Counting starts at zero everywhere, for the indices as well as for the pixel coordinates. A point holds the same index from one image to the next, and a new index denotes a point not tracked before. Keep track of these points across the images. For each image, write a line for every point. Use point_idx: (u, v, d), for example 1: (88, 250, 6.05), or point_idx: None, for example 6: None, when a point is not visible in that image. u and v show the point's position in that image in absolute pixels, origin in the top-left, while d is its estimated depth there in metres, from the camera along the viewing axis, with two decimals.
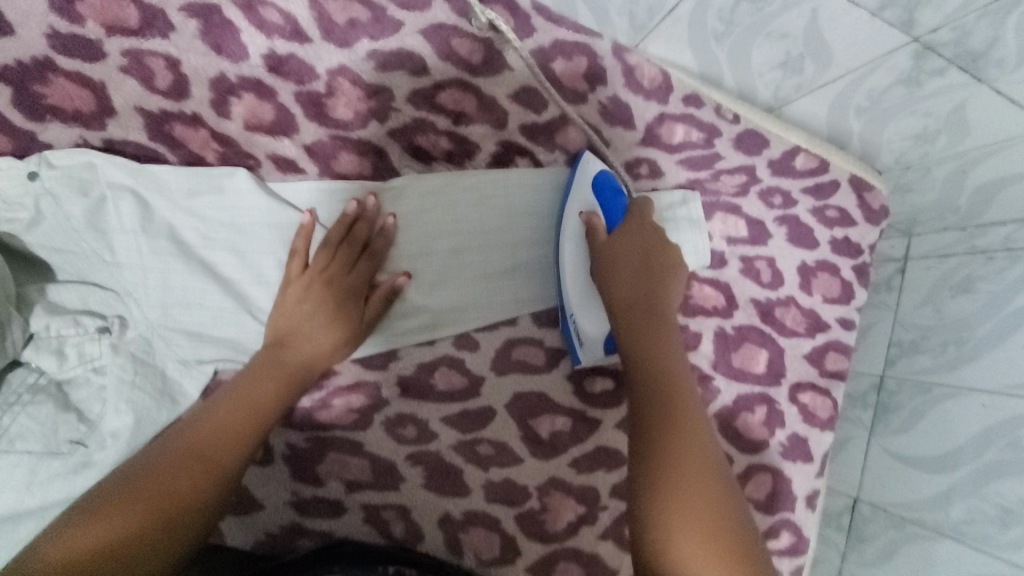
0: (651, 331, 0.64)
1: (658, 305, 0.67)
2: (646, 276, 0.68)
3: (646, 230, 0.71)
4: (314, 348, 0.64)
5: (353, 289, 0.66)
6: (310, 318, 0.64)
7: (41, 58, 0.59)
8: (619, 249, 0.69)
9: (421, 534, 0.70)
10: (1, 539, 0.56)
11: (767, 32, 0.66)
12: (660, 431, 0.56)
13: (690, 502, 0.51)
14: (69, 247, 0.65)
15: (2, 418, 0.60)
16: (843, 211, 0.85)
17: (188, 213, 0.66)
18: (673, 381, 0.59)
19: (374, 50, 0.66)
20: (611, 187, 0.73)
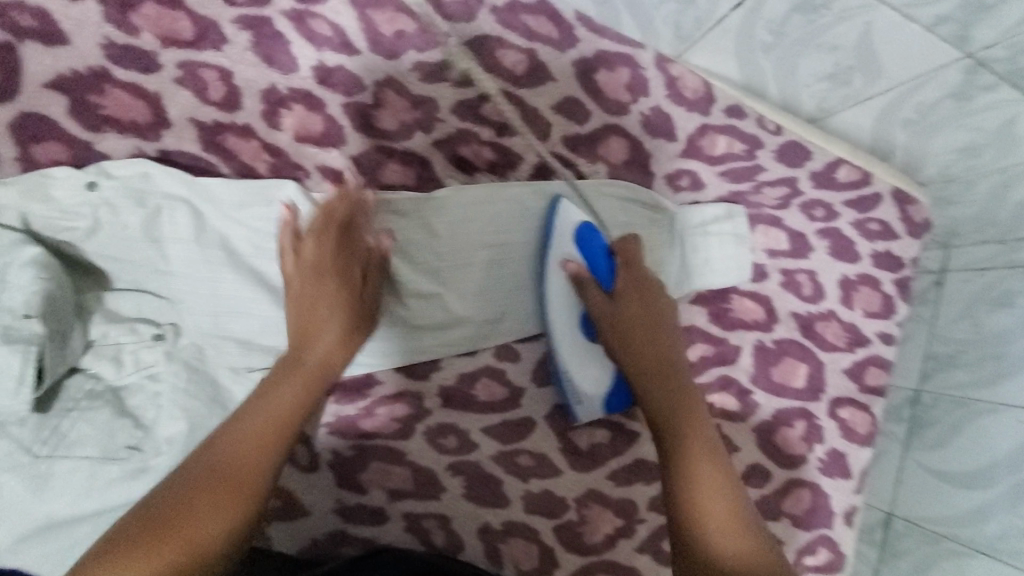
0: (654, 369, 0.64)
1: (670, 362, 0.65)
2: (657, 331, 0.67)
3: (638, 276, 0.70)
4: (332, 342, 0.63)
5: (346, 274, 0.64)
6: (326, 314, 0.62)
7: (96, 69, 0.60)
8: (626, 310, 0.67)
9: (461, 544, 0.71)
10: (58, 543, 0.57)
11: (817, 44, 0.65)
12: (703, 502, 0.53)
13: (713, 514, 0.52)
14: (127, 255, 0.65)
15: (60, 423, 0.60)
16: (886, 224, 0.83)
17: (239, 224, 0.67)
18: (702, 443, 0.58)
19: (420, 61, 0.66)
20: (595, 237, 0.70)
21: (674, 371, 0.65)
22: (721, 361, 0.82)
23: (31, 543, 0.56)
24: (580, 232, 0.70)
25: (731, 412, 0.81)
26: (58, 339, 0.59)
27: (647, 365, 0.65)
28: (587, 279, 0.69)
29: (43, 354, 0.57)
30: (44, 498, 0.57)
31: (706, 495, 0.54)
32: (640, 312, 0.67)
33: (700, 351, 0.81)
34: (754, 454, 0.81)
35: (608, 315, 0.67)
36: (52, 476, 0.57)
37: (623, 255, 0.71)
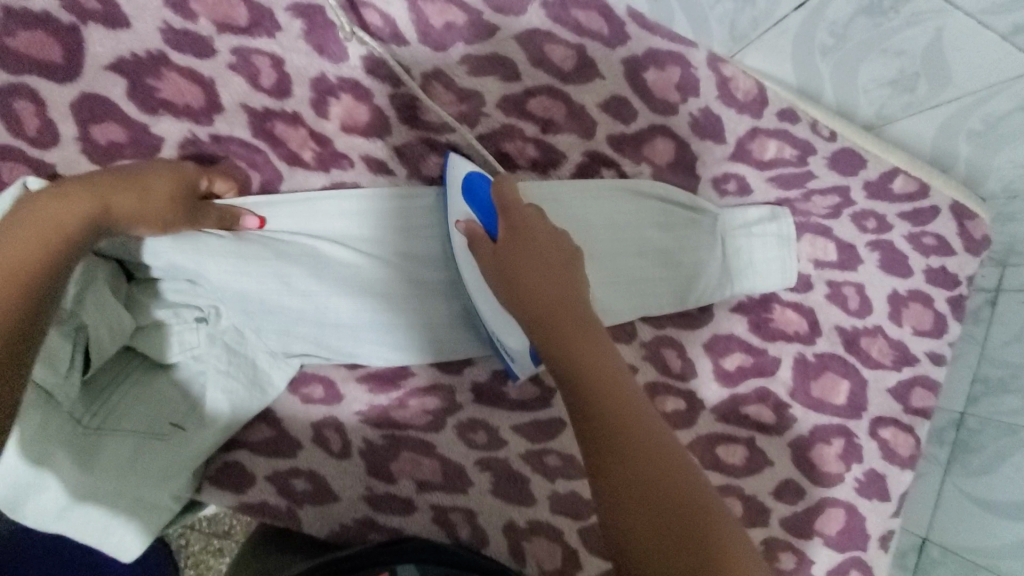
0: (569, 330, 0.57)
1: (566, 301, 0.59)
2: (551, 268, 0.61)
3: (525, 223, 0.63)
4: (141, 212, 0.58)
5: (181, 181, 0.60)
6: (148, 191, 0.58)
7: (155, 53, 0.61)
8: (513, 259, 0.61)
9: (485, 539, 0.68)
10: (94, 514, 0.59)
11: (883, 49, 0.61)
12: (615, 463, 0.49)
13: (647, 494, 0.47)
14: (158, 254, 0.63)
15: (108, 396, 0.61)
16: (941, 239, 0.80)
17: (260, 242, 0.66)
18: (605, 382, 0.53)
19: (468, 54, 0.67)
20: (484, 186, 0.66)
21: (573, 310, 0.59)
22: (759, 371, 0.80)
23: (78, 510, 0.59)
24: (467, 182, 0.66)
25: (765, 425, 0.79)
26: (110, 332, 0.60)
27: (546, 314, 0.58)
28: (477, 231, 0.64)
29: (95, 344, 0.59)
30: (92, 473, 0.59)
31: (618, 444, 0.49)
32: (526, 256, 0.61)
33: (738, 361, 0.79)
34: (788, 470, 0.79)
35: (496, 273, 0.62)
36: (101, 448, 0.59)
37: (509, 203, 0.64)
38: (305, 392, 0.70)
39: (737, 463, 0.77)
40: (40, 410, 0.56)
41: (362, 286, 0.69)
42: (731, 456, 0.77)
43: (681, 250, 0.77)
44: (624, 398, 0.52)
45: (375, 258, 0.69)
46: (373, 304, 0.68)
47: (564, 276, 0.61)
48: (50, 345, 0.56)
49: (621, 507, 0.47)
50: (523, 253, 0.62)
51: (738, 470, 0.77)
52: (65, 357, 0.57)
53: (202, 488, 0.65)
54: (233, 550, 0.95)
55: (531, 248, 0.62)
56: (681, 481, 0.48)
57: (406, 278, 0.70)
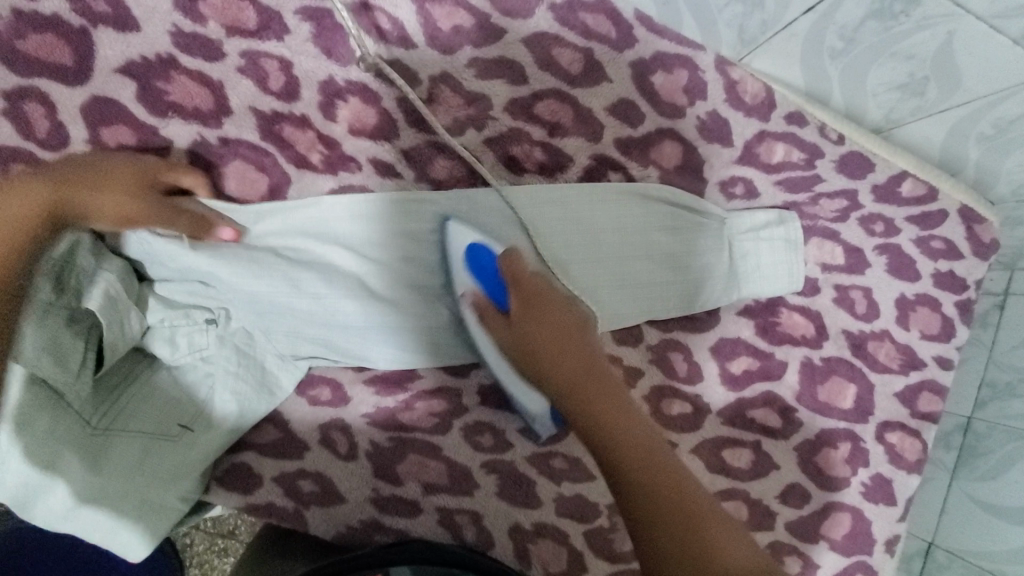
0: (586, 386, 0.62)
1: (586, 367, 0.63)
2: (565, 332, 0.65)
3: (534, 290, 0.66)
4: (99, 206, 0.58)
5: (144, 177, 0.60)
6: (109, 188, 0.58)
7: (165, 56, 0.61)
8: (527, 329, 0.65)
9: (491, 541, 0.68)
10: (100, 519, 0.58)
11: (892, 52, 0.61)
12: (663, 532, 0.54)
13: (672, 523, 0.54)
14: (170, 258, 0.64)
15: (118, 396, 0.62)
16: (949, 243, 0.79)
17: (271, 250, 0.66)
18: (622, 424, 0.60)
19: (476, 57, 0.67)
20: (489, 261, 0.68)
21: (587, 364, 0.64)
22: (766, 375, 0.80)
23: (84, 512, 0.57)
24: (470, 253, 0.68)
25: (772, 428, 0.79)
26: (117, 333, 0.61)
27: (563, 373, 0.63)
28: (487, 308, 0.67)
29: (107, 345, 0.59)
30: (99, 474, 0.58)
31: (640, 480, 0.57)
32: (541, 322, 0.65)
33: (744, 365, 0.79)
34: (794, 474, 0.79)
35: (512, 340, 0.66)
36: (110, 448, 0.59)
37: (515, 272, 0.66)
38: (312, 394, 0.70)
39: (743, 467, 0.77)
40: (49, 410, 0.56)
41: (368, 291, 0.68)
42: (737, 460, 0.77)
43: (689, 254, 0.76)
44: (639, 437, 0.59)
45: (383, 263, 0.68)
46: (380, 308, 0.68)
47: (579, 338, 0.65)
48: (61, 344, 0.57)
49: (653, 541, 0.54)
50: (536, 318, 0.65)
51: (744, 474, 0.77)
52: (77, 356, 0.58)
53: (209, 488, 0.66)
54: (237, 550, 0.95)
55: (543, 313, 0.65)
56: (694, 503, 0.56)
57: (413, 281, 0.70)
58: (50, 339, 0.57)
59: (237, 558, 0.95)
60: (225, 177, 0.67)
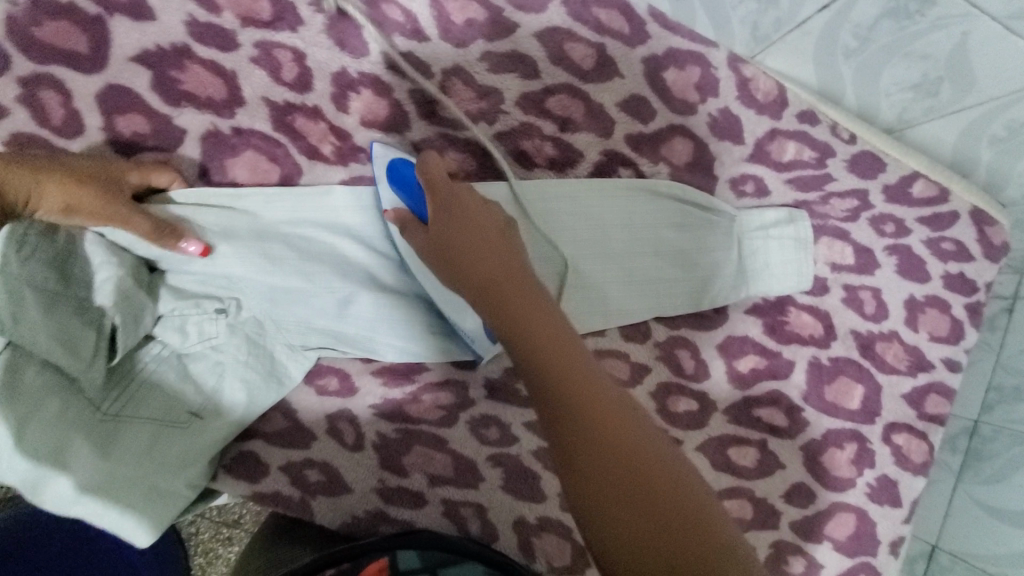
0: (509, 299, 0.55)
1: (504, 274, 0.57)
2: (484, 241, 0.59)
3: (453, 193, 0.61)
4: (42, 190, 0.56)
5: (106, 173, 0.59)
6: (57, 176, 0.56)
7: (180, 45, 0.62)
8: (450, 238, 0.59)
9: (496, 534, 0.67)
10: (108, 506, 0.56)
11: (906, 52, 0.61)
12: (579, 452, 0.47)
13: (608, 463, 0.46)
14: (178, 248, 0.64)
15: (127, 384, 0.62)
16: (960, 244, 0.79)
17: (281, 240, 0.67)
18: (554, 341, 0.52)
19: (488, 51, 0.67)
20: (407, 169, 0.65)
21: (515, 278, 0.57)
22: (773, 374, 0.79)
23: (89, 500, 0.55)
24: (392, 170, 0.65)
25: (778, 427, 0.79)
26: (130, 321, 0.61)
27: (485, 287, 0.56)
28: (407, 219, 0.63)
29: (119, 337, 0.60)
30: (110, 458, 0.57)
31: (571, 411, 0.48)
32: (463, 233, 0.59)
33: (752, 363, 0.79)
34: (799, 474, 0.78)
35: (435, 255, 0.61)
36: (121, 433, 0.59)
37: (433, 182, 0.62)
38: (320, 384, 0.70)
39: (748, 465, 0.77)
40: (59, 394, 0.56)
41: (379, 282, 0.70)
42: (743, 458, 0.77)
43: (698, 251, 0.76)
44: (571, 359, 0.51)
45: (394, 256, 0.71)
46: (390, 299, 0.69)
47: (502, 247, 0.59)
48: (73, 332, 0.58)
49: (585, 482, 0.46)
50: (456, 228, 0.59)
51: (749, 473, 0.77)
52: (88, 347, 0.59)
53: (217, 476, 0.66)
54: (241, 539, 0.96)
55: (466, 223, 0.59)
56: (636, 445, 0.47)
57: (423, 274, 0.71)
58: (59, 327, 0.57)
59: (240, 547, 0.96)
60: (235, 167, 0.67)
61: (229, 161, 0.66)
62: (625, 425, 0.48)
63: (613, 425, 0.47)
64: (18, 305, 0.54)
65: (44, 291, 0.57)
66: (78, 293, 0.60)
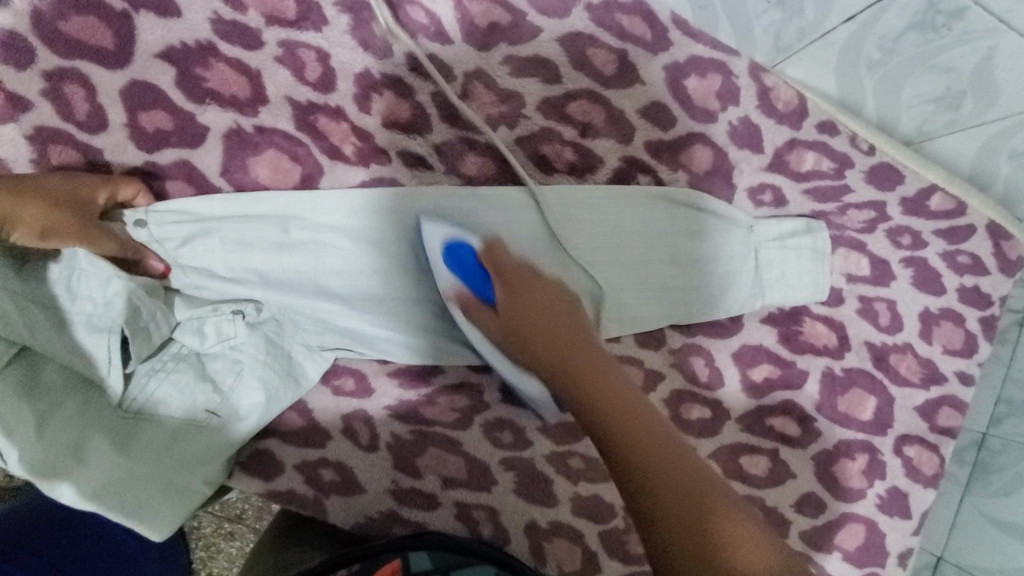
0: (584, 378, 0.60)
1: (574, 353, 0.62)
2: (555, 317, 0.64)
3: (518, 276, 0.66)
4: (12, 214, 0.55)
5: (74, 195, 0.59)
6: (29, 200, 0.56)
7: (204, 43, 0.62)
8: (519, 319, 0.65)
9: (507, 538, 0.67)
10: (122, 501, 0.59)
11: (930, 65, 0.60)
12: (665, 515, 0.50)
13: (693, 536, 0.48)
14: (201, 253, 0.66)
15: (147, 382, 0.63)
16: (976, 258, 0.79)
17: (298, 250, 0.67)
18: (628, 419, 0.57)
19: (511, 55, 0.67)
20: (466, 251, 0.66)
21: (584, 357, 0.62)
22: (786, 384, 0.79)
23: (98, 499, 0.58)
24: (449, 251, 0.66)
25: (790, 437, 0.79)
26: (142, 335, 0.61)
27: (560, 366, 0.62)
28: (473, 301, 0.67)
29: (133, 350, 0.61)
30: (125, 453, 0.60)
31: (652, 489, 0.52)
32: (532, 313, 0.64)
33: (766, 372, 0.79)
34: (810, 483, 0.79)
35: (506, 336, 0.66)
36: (139, 431, 0.62)
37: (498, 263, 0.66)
38: (336, 384, 0.71)
39: (759, 474, 0.77)
40: (79, 393, 0.60)
41: (396, 283, 0.69)
42: (754, 466, 0.77)
43: (713, 260, 0.76)
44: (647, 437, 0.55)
45: (409, 259, 0.69)
46: (407, 300, 0.70)
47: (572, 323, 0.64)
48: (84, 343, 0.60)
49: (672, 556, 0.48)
50: (524, 308, 0.65)
51: (760, 481, 0.77)
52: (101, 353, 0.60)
53: (232, 474, 0.66)
54: (244, 533, 0.95)
55: (535, 305, 0.65)
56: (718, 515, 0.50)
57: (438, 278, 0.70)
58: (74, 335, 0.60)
59: (243, 542, 0.95)
60: (257, 166, 0.66)
61: (250, 160, 0.66)
62: (699, 475, 0.52)
63: (697, 501, 0.50)
64: (31, 322, 0.58)
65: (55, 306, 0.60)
66: (80, 309, 0.60)
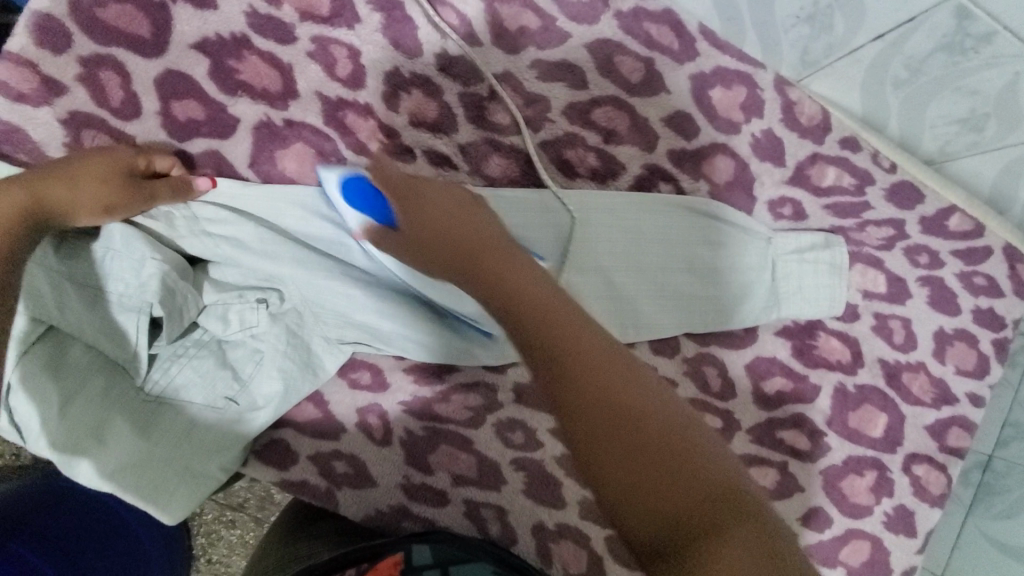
0: (503, 278, 0.54)
1: (521, 277, 0.54)
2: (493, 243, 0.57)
3: (414, 187, 0.62)
4: (74, 201, 0.56)
5: (116, 164, 0.58)
6: (83, 180, 0.56)
7: (239, 35, 0.63)
8: (430, 230, 0.60)
9: (515, 537, 0.69)
10: (141, 483, 0.61)
11: (955, 87, 0.60)
12: (590, 414, 0.46)
13: (616, 419, 0.45)
14: (231, 234, 0.66)
15: (169, 367, 0.64)
16: (991, 280, 0.80)
17: (325, 242, 0.68)
18: (554, 313, 0.50)
19: (539, 58, 0.68)
20: (361, 183, 0.65)
21: (501, 254, 0.57)
22: (799, 398, 0.80)
23: (113, 480, 0.59)
24: (345, 189, 0.65)
25: (800, 451, 0.79)
26: (176, 316, 0.62)
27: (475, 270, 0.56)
28: (377, 231, 0.64)
29: (166, 330, 0.62)
30: (147, 438, 0.62)
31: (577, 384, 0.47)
32: (441, 222, 0.59)
33: (778, 385, 0.80)
34: (817, 498, 0.79)
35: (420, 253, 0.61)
36: (160, 415, 0.63)
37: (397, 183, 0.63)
38: (353, 377, 0.71)
39: (768, 486, 0.78)
40: (105, 376, 0.61)
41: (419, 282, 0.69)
42: (763, 478, 0.78)
43: (728, 270, 0.77)
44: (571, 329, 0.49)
45: None
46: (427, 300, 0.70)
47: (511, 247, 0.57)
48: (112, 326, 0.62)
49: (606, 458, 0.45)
50: (428, 216, 0.60)
51: (769, 493, 0.78)
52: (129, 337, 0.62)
53: (247, 462, 0.68)
54: (245, 522, 0.95)
55: (447, 212, 0.60)
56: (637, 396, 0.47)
57: None
58: (100, 317, 0.61)
59: (243, 531, 0.95)
60: (285, 159, 0.67)
61: (279, 154, 0.67)
62: (619, 362, 0.48)
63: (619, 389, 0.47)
64: (61, 298, 0.59)
65: (87, 285, 0.61)
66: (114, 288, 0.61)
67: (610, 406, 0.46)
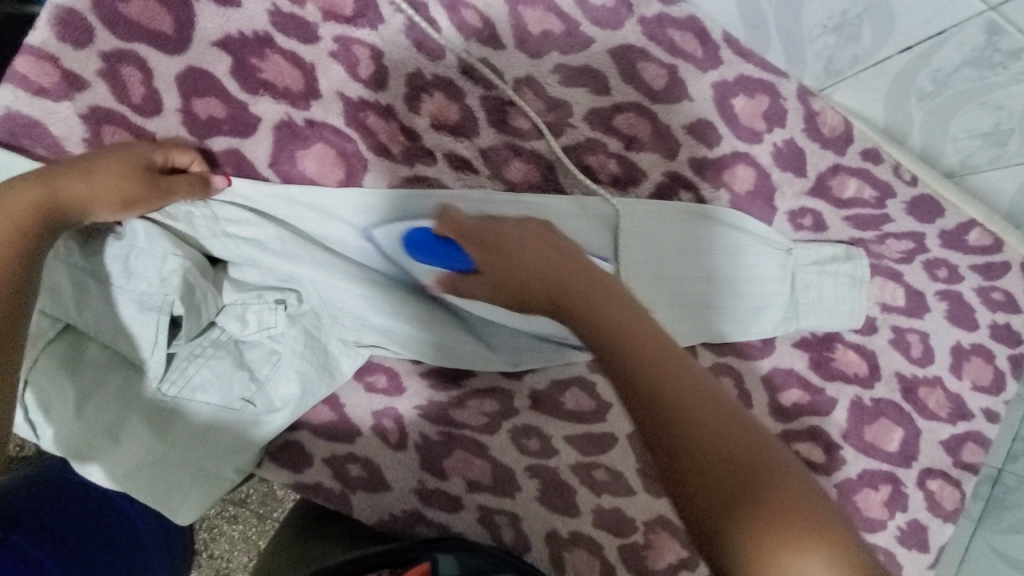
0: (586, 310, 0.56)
1: (604, 303, 0.55)
2: (546, 256, 0.60)
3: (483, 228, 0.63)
4: (92, 196, 0.56)
5: (133, 158, 0.58)
6: (99, 175, 0.56)
7: (261, 34, 0.62)
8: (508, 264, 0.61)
9: (528, 544, 0.69)
10: (157, 480, 0.62)
11: (980, 102, 0.60)
12: (689, 451, 0.46)
13: (717, 454, 0.46)
14: (252, 235, 0.65)
15: (187, 367, 0.63)
16: (1009, 295, 0.79)
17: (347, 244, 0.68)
18: (641, 348, 0.51)
19: (562, 63, 0.67)
20: (422, 233, 0.65)
21: (580, 285, 0.57)
22: (815, 410, 0.79)
23: (127, 477, 0.61)
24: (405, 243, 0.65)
25: (815, 463, 0.79)
26: (196, 312, 0.62)
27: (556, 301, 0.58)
28: (455, 280, 0.65)
29: (184, 327, 0.61)
30: (163, 437, 0.63)
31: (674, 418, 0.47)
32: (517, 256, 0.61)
33: (795, 398, 0.79)
34: None
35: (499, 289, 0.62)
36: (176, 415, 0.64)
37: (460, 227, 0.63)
38: (369, 381, 0.71)
39: None
40: (121, 375, 0.62)
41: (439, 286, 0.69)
42: None
43: (748, 280, 0.76)
44: (659, 363, 0.50)
45: None
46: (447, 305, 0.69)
47: (563, 256, 0.60)
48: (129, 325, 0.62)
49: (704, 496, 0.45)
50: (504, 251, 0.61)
51: None
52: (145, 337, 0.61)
53: (262, 463, 0.69)
54: (246, 519, 0.94)
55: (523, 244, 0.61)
56: (729, 428, 0.47)
57: None
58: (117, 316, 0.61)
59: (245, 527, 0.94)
60: (305, 159, 0.66)
61: (300, 154, 0.66)
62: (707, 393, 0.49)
63: (710, 420, 0.47)
64: (83, 297, 0.61)
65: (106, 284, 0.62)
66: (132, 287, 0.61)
67: (706, 438, 0.46)
